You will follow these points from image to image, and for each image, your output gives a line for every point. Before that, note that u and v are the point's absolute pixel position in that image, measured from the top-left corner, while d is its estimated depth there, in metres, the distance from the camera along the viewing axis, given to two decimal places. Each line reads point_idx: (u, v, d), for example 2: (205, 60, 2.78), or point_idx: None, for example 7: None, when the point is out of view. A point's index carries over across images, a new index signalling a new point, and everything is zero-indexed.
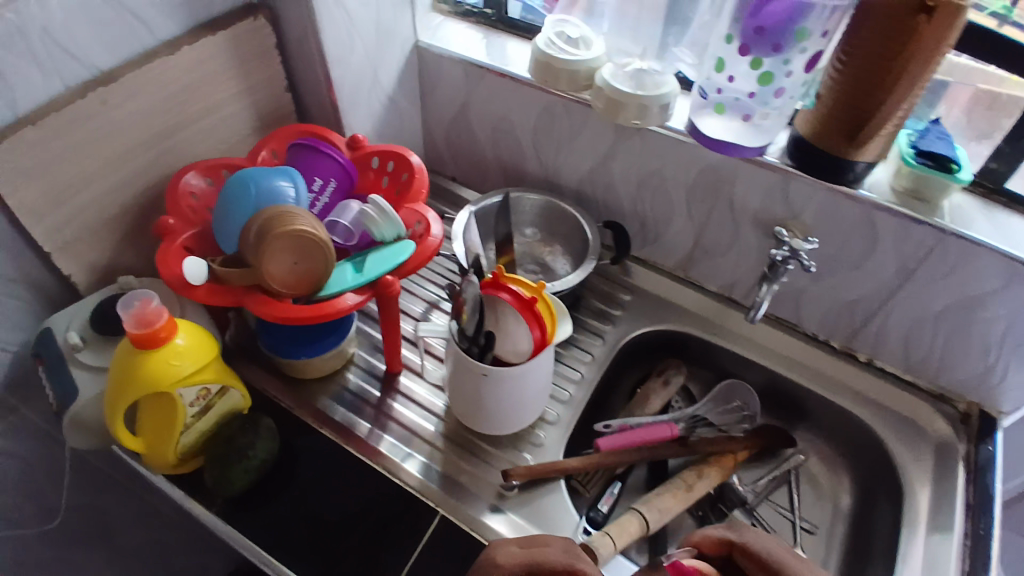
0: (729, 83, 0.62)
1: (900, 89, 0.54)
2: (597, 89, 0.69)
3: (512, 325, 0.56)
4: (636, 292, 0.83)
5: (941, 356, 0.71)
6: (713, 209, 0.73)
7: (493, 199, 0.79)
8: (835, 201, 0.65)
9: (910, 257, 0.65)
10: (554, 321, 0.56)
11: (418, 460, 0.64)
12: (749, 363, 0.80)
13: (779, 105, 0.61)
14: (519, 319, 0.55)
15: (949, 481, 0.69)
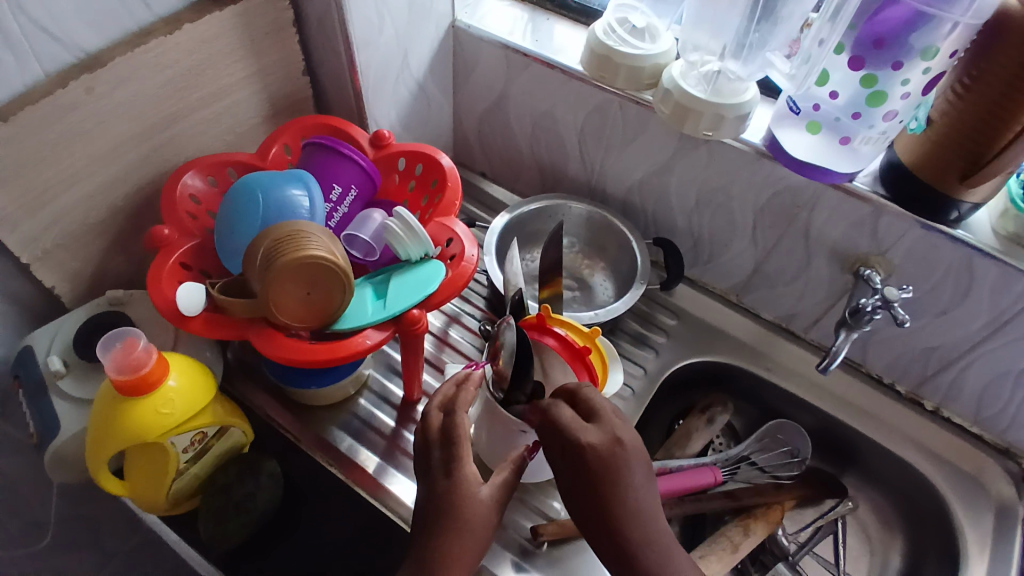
0: (830, 99, 0.53)
1: None
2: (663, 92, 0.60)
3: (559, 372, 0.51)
4: (681, 317, 0.75)
5: (1015, 415, 0.62)
6: (782, 235, 0.64)
7: (530, 207, 0.70)
8: (928, 239, 0.55)
9: (1006, 308, 0.55)
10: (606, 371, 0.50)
11: None
12: (802, 404, 0.71)
13: (886, 129, 0.53)
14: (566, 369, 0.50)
15: (1008, 548, 0.61)
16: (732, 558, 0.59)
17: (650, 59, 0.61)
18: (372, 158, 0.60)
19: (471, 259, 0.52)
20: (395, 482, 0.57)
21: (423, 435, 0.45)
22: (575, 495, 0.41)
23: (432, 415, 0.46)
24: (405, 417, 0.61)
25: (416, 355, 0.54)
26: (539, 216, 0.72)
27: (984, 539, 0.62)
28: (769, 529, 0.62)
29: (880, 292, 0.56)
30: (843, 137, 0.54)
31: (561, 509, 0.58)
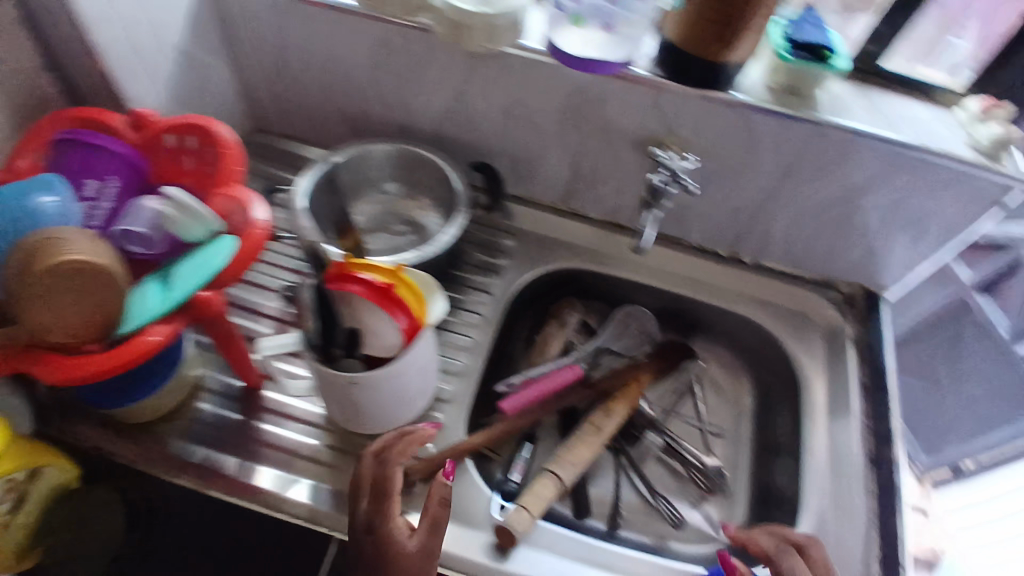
0: None
1: None
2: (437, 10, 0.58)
3: (371, 318, 0.49)
4: (518, 236, 0.76)
5: (822, 249, 0.69)
6: (585, 134, 0.65)
7: (336, 159, 0.66)
8: (707, 108, 0.58)
9: (788, 156, 0.60)
10: (418, 299, 0.50)
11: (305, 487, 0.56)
12: (647, 289, 0.75)
13: (643, 11, 0.55)
14: (377, 312, 0.48)
15: (841, 365, 0.68)
16: (597, 440, 0.65)
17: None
18: (136, 142, 0.55)
19: (257, 221, 0.50)
20: (266, 477, 0.57)
21: (356, 484, 0.49)
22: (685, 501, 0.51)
23: (365, 462, 0.50)
24: (254, 406, 0.62)
25: (224, 328, 0.54)
26: (347, 168, 0.68)
27: (817, 363, 0.69)
28: (630, 404, 0.68)
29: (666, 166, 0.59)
30: (605, 24, 0.56)
31: (433, 448, 0.60)
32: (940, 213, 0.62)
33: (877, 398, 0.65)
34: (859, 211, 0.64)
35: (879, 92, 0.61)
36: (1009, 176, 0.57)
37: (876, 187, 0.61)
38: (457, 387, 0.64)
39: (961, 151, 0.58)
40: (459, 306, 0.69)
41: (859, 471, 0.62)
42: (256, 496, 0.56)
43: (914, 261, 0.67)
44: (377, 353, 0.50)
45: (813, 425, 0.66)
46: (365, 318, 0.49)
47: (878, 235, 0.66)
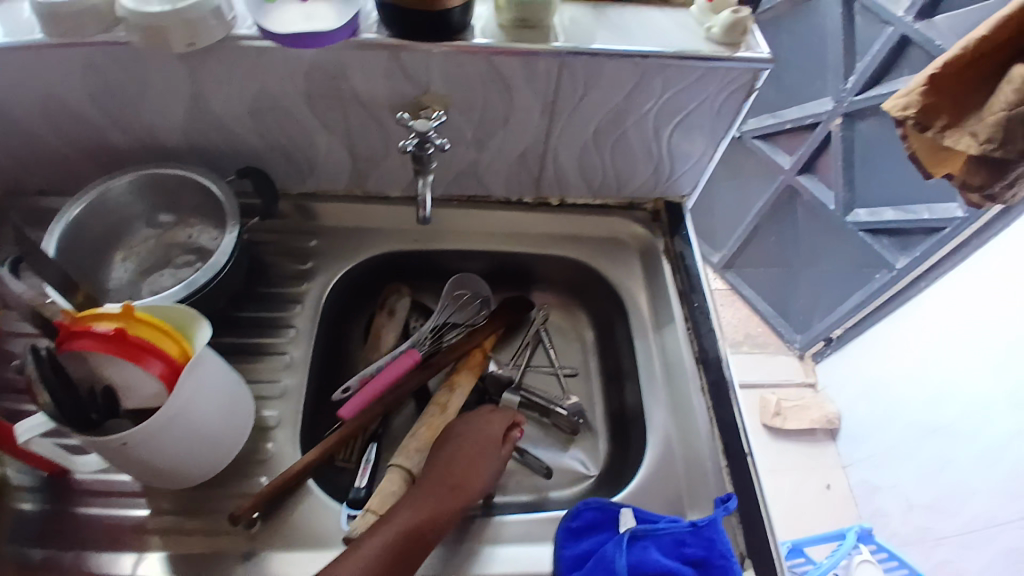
0: None
1: None
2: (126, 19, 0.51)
3: (118, 371, 0.44)
4: (320, 233, 0.71)
5: (615, 171, 0.71)
6: (346, 113, 0.61)
7: (74, 209, 0.59)
8: (450, 58, 0.56)
9: (546, 92, 0.60)
10: (167, 335, 0.45)
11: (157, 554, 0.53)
12: (469, 254, 0.74)
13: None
14: (122, 362, 0.43)
15: (658, 277, 0.72)
16: (444, 418, 0.63)
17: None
18: None
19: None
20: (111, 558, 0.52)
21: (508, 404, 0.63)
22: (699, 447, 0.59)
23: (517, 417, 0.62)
24: (70, 491, 0.56)
25: None
26: (94, 213, 0.61)
27: (638, 282, 0.72)
28: (474, 374, 0.68)
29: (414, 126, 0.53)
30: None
31: (267, 480, 0.56)
32: (701, 110, 0.64)
33: (692, 298, 0.69)
34: (633, 125, 0.65)
35: (614, 7, 0.61)
36: (748, 57, 0.58)
37: (637, 101, 0.62)
38: (281, 410, 0.59)
39: (700, 46, 0.59)
40: (269, 325, 0.64)
41: (690, 373, 0.65)
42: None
43: (702, 164, 0.71)
44: (142, 405, 0.46)
45: (643, 340, 0.69)
46: (110, 372, 0.44)
47: (658, 148, 0.68)
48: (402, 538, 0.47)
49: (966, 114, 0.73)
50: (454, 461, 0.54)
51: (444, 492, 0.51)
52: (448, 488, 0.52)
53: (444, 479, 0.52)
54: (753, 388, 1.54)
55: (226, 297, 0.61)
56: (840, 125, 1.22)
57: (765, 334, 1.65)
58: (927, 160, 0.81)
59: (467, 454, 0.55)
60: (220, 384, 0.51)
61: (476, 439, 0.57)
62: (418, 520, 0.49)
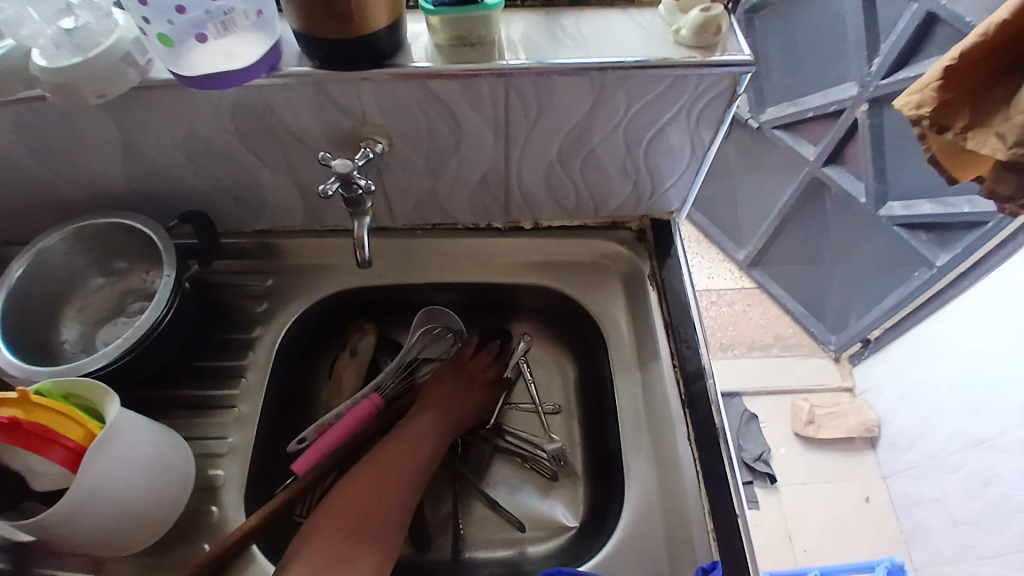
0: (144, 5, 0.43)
1: None
2: (39, 76, 0.49)
3: (21, 458, 0.43)
4: (278, 272, 0.68)
5: (589, 192, 0.64)
6: (285, 150, 0.57)
7: (14, 274, 0.57)
8: (381, 87, 0.50)
9: (494, 115, 0.54)
10: (63, 419, 0.44)
11: None
12: (436, 286, 0.69)
13: (230, 3, 0.45)
14: (20, 451, 0.43)
15: (643, 304, 0.64)
16: None
17: (15, 48, 0.50)
18: None
19: None
20: None
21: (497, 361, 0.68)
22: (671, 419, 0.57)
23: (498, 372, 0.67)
24: None
25: None
26: (38, 273, 0.60)
27: (620, 310, 0.66)
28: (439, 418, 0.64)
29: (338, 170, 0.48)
30: (197, 35, 0.45)
31: (209, 546, 0.53)
32: (678, 121, 0.55)
33: (681, 329, 0.60)
34: (600, 143, 0.58)
35: (569, 13, 0.55)
36: (726, 61, 0.49)
37: (599, 118, 0.55)
38: (229, 468, 0.57)
39: (668, 52, 0.51)
40: (220, 375, 0.61)
41: (676, 417, 0.57)
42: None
43: (686, 178, 0.62)
44: (48, 488, 0.45)
45: (625, 378, 0.61)
46: (13, 458, 0.43)
47: (635, 166, 0.61)
48: (393, 472, 0.54)
49: (988, 112, 0.72)
50: (436, 408, 0.61)
51: (427, 434, 0.58)
52: (429, 430, 0.59)
53: (446, 413, 0.61)
54: (784, 393, 1.44)
55: (172, 348, 0.57)
56: (866, 111, 1.16)
57: (798, 335, 1.55)
58: (950, 164, 0.79)
59: (446, 403, 0.61)
60: (141, 457, 0.48)
61: (450, 393, 0.62)
62: (413, 444, 0.57)
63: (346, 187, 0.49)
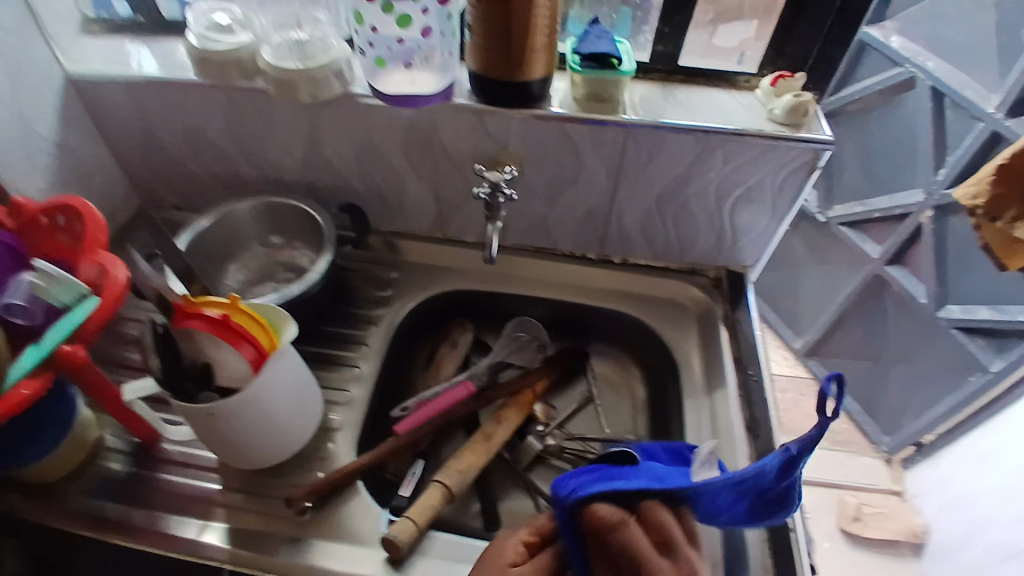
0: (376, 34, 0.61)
1: None
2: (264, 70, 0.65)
3: (217, 351, 0.52)
4: (402, 267, 0.80)
5: (677, 237, 0.74)
6: (436, 163, 0.70)
7: (202, 223, 0.71)
8: (530, 122, 0.64)
9: (613, 157, 0.66)
10: (256, 327, 0.53)
11: (217, 527, 0.59)
12: (530, 299, 0.79)
13: (434, 43, 0.62)
14: (220, 343, 0.52)
15: (714, 341, 0.73)
16: (486, 446, 0.65)
17: (253, 52, 0.65)
18: (18, 225, 0.60)
19: (118, 277, 0.55)
20: (177, 525, 0.59)
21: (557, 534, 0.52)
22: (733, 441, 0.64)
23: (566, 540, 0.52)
24: (153, 459, 0.65)
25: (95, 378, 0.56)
26: (217, 232, 0.73)
27: (692, 342, 0.74)
28: (522, 412, 0.70)
29: (488, 179, 0.62)
30: (405, 61, 0.63)
31: (321, 474, 0.62)
32: (762, 185, 0.66)
33: (749, 366, 0.69)
34: (695, 195, 0.68)
35: (682, 88, 0.68)
36: (810, 138, 0.61)
37: (697, 173, 0.66)
38: (344, 415, 0.66)
39: (763, 126, 0.62)
40: (345, 341, 0.72)
41: (738, 439, 0.64)
42: (164, 545, 0.58)
43: (763, 238, 0.72)
44: (228, 382, 0.53)
45: (693, 403, 0.69)
46: (210, 350, 0.52)
47: (721, 219, 0.71)
48: None
49: None
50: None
51: None
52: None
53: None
54: (833, 487, 1.44)
55: (312, 311, 0.69)
56: (931, 217, 1.26)
57: (849, 431, 1.54)
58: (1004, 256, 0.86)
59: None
60: (297, 379, 0.57)
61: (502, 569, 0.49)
62: None
63: (493, 192, 0.63)
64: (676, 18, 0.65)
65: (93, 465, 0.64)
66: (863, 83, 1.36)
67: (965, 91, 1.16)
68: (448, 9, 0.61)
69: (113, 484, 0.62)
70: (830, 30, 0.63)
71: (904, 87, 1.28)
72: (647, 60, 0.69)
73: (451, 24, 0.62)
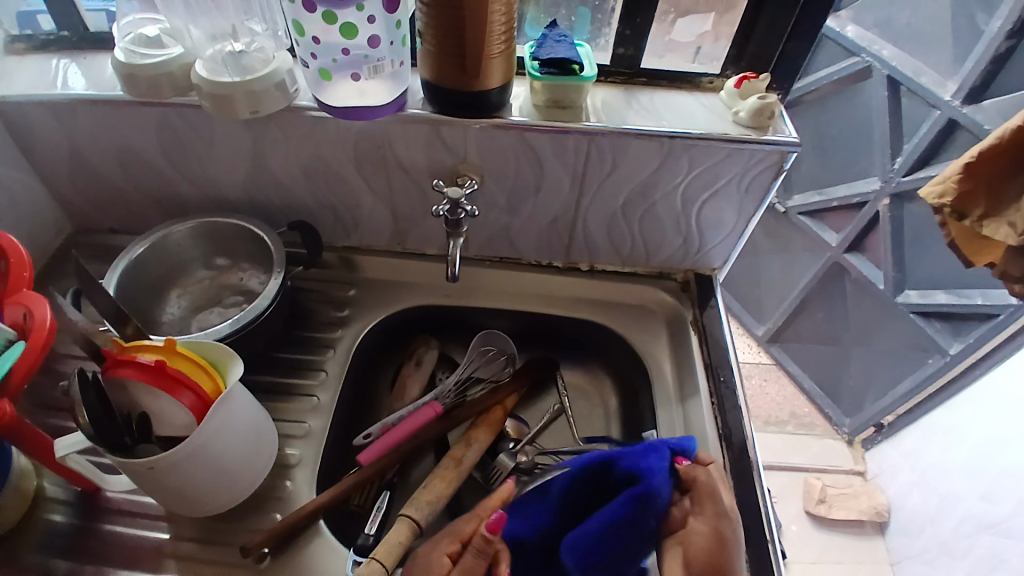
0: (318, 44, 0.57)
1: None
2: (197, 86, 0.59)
3: (154, 401, 0.49)
4: (360, 284, 0.76)
5: (643, 242, 0.72)
6: (390, 176, 0.66)
7: (137, 250, 0.65)
8: (487, 132, 0.60)
9: (575, 165, 0.63)
10: (197, 372, 0.50)
11: None
12: (497, 311, 0.76)
13: (383, 54, 0.57)
14: (157, 392, 0.48)
15: (684, 347, 0.71)
16: (456, 472, 0.62)
17: (185, 64, 0.60)
18: None
19: (44, 318, 0.49)
20: None
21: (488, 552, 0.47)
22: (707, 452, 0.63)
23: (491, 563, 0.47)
24: (93, 511, 0.60)
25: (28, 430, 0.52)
26: (155, 258, 0.67)
27: (663, 349, 0.72)
28: (492, 431, 0.67)
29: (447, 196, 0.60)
30: (352, 73, 0.59)
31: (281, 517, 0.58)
32: (729, 186, 0.64)
33: (720, 371, 0.67)
34: (661, 199, 0.66)
35: (645, 91, 0.66)
36: (775, 140, 0.59)
37: (662, 178, 0.64)
38: (304, 449, 0.63)
39: (728, 129, 0.61)
40: (302, 368, 0.68)
41: (713, 449, 0.63)
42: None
43: (730, 240, 0.71)
44: (168, 433, 0.50)
45: (666, 413, 0.67)
46: (146, 400, 0.49)
47: (687, 223, 0.69)
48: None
49: (1002, 204, 0.82)
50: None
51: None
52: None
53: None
54: (800, 470, 1.48)
55: (265, 339, 0.65)
56: (888, 205, 1.29)
57: (813, 414, 1.61)
58: (968, 249, 0.88)
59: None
60: (246, 420, 0.53)
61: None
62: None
63: (452, 209, 0.60)
64: (636, 19, 0.63)
65: (32, 518, 0.59)
66: (822, 74, 1.36)
67: (920, 78, 1.19)
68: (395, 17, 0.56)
69: (50, 541, 0.57)
70: (793, 29, 0.61)
71: (860, 77, 1.29)
72: (607, 62, 0.67)
73: (400, 32, 0.57)
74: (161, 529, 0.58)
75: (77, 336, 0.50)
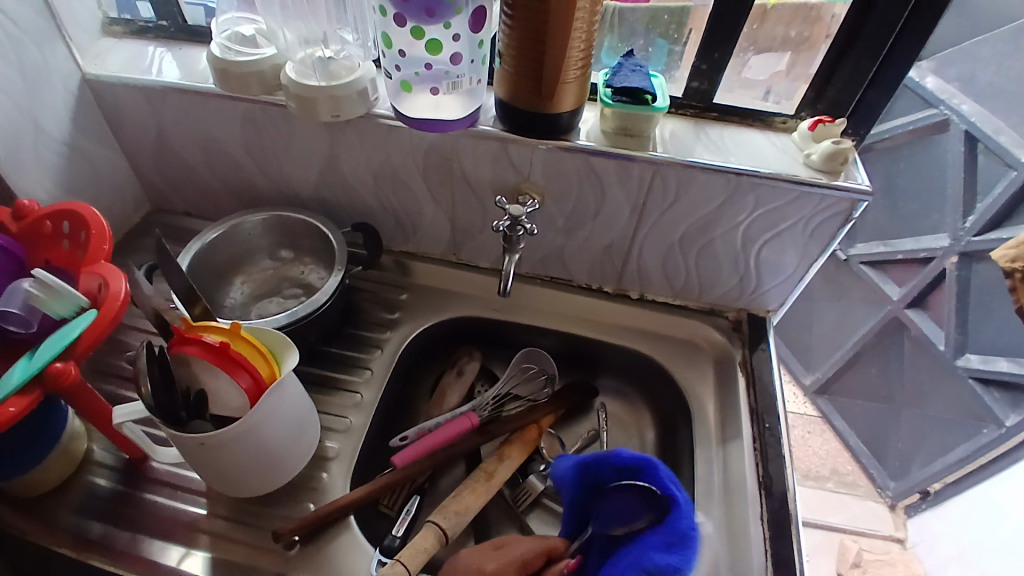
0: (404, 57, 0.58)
1: (566, 20, 0.50)
2: (286, 87, 0.61)
3: (212, 381, 0.51)
4: (412, 289, 0.78)
5: (698, 277, 0.71)
6: (453, 188, 0.68)
7: (210, 235, 0.68)
8: (554, 154, 0.61)
9: (637, 194, 0.63)
10: (254, 357, 0.52)
11: (200, 556, 0.57)
12: (542, 330, 0.77)
13: (463, 70, 0.59)
14: (217, 372, 0.50)
15: (730, 387, 0.70)
16: (486, 486, 0.62)
17: (272, 63, 0.64)
18: (18, 230, 0.59)
19: (118, 290, 0.52)
20: (160, 550, 0.57)
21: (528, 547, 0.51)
22: (744, 497, 0.61)
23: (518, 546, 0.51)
24: (140, 477, 0.62)
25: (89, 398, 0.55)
26: (223, 245, 0.71)
27: (707, 386, 0.71)
28: (526, 450, 0.66)
29: (508, 212, 0.61)
30: (432, 87, 0.60)
31: (314, 507, 0.60)
32: (794, 229, 0.63)
33: (765, 417, 0.66)
34: (721, 235, 0.66)
35: (714, 126, 0.66)
36: (846, 186, 0.58)
37: (725, 215, 0.63)
38: (341, 444, 0.64)
39: (798, 171, 0.60)
40: (348, 364, 0.70)
41: (752, 496, 0.61)
42: (142, 570, 0.55)
43: (789, 284, 0.69)
44: (222, 413, 0.52)
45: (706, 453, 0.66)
46: (205, 377, 0.51)
47: (746, 262, 0.68)
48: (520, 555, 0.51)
49: None
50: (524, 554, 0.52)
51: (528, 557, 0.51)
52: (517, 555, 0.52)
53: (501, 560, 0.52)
54: (833, 531, 1.46)
55: (318, 333, 0.67)
56: (955, 263, 1.24)
57: (855, 474, 1.57)
58: None
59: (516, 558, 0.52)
60: (293, 410, 0.55)
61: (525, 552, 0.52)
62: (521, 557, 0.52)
63: (511, 227, 0.61)
64: (712, 55, 0.63)
65: (80, 478, 0.62)
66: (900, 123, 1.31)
67: (999, 137, 1.15)
68: (479, 36, 0.58)
69: (95, 501, 0.60)
70: (875, 77, 0.60)
71: (937, 129, 1.25)
72: (679, 94, 0.67)
73: (481, 51, 0.59)
74: (198, 504, 0.60)
75: (147, 310, 0.54)
